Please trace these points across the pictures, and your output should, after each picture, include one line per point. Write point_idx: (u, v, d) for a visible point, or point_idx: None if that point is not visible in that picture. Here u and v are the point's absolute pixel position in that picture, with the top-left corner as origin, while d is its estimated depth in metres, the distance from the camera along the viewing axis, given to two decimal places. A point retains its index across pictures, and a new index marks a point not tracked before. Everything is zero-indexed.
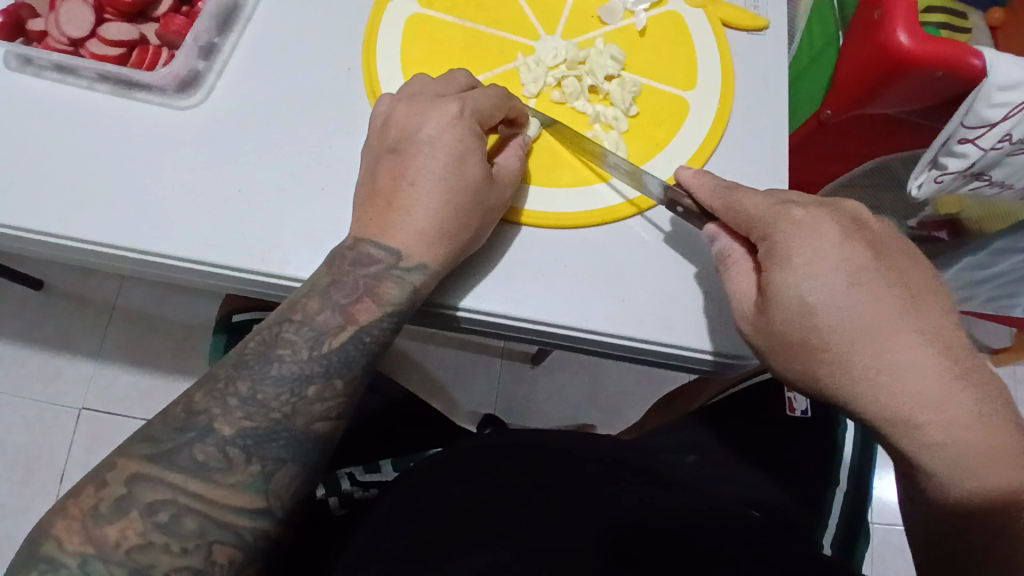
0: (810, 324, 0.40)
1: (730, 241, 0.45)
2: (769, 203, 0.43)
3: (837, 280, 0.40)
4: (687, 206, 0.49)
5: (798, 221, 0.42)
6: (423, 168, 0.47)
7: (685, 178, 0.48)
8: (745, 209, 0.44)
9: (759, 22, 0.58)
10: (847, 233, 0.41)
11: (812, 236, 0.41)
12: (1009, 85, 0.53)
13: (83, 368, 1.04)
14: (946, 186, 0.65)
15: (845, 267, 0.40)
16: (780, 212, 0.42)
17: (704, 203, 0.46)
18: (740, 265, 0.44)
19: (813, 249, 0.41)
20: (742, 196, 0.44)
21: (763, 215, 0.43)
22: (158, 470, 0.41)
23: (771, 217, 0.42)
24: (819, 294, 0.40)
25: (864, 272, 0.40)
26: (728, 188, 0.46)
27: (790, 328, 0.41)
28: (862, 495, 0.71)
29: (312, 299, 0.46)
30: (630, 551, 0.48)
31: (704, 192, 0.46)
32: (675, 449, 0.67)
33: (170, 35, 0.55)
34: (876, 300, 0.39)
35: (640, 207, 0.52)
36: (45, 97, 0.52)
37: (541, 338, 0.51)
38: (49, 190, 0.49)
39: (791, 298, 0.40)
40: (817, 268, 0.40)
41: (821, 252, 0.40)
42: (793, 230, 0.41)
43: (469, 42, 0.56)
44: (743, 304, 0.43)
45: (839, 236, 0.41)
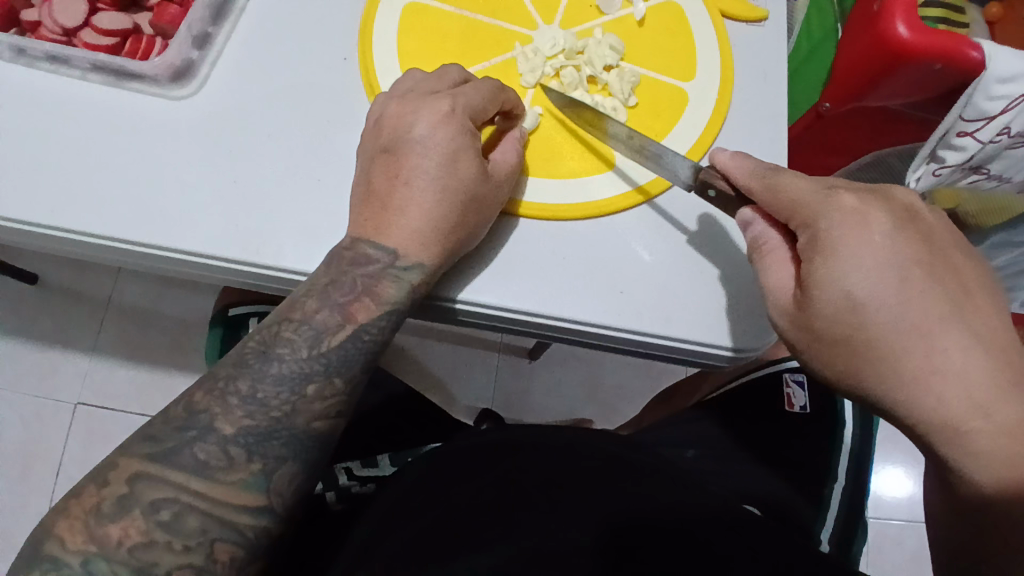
0: (855, 316, 0.40)
1: (765, 227, 0.45)
2: (813, 188, 0.42)
3: (844, 273, 0.39)
4: (720, 188, 0.47)
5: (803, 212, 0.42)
6: (418, 168, 0.47)
7: (722, 162, 0.47)
8: (788, 193, 0.43)
9: (759, 13, 0.58)
10: (899, 223, 0.41)
11: (861, 223, 0.40)
12: (1009, 78, 0.53)
13: (79, 363, 1.03)
14: (944, 180, 0.66)
15: (894, 255, 0.40)
16: (826, 197, 0.42)
17: (742, 185, 0.45)
18: (777, 253, 0.45)
19: (859, 237, 0.40)
20: (787, 179, 0.43)
21: (808, 200, 0.42)
22: (160, 468, 0.41)
23: (816, 203, 0.42)
24: (866, 282, 0.39)
25: (916, 263, 0.40)
26: (770, 170, 0.45)
27: (830, 319, 0.40)
28: (858, 490, 0.71)
29: (310, 299, 0.46)
30: (631, 553, 0.46)
31: (742, 175, 0.45)
32: (673, 444, 0.67)
33: (164, 24, 0.54)
34: (923, 288, 0.39)
35: (651, 193, 0.52)
36: (39, 89, 0.51)
37: (540, 330, 0.51)
38: (44, 183, 0.49)
39: (835, 290, 0.40)
40: (864, 255, 0.40)
41: (869, 240, 0.40)
42: (839, 216, 0.41)
43: (466, 32, 0.55)
44: (782, 297, 0.43)
45: (888, 225, 0.41)
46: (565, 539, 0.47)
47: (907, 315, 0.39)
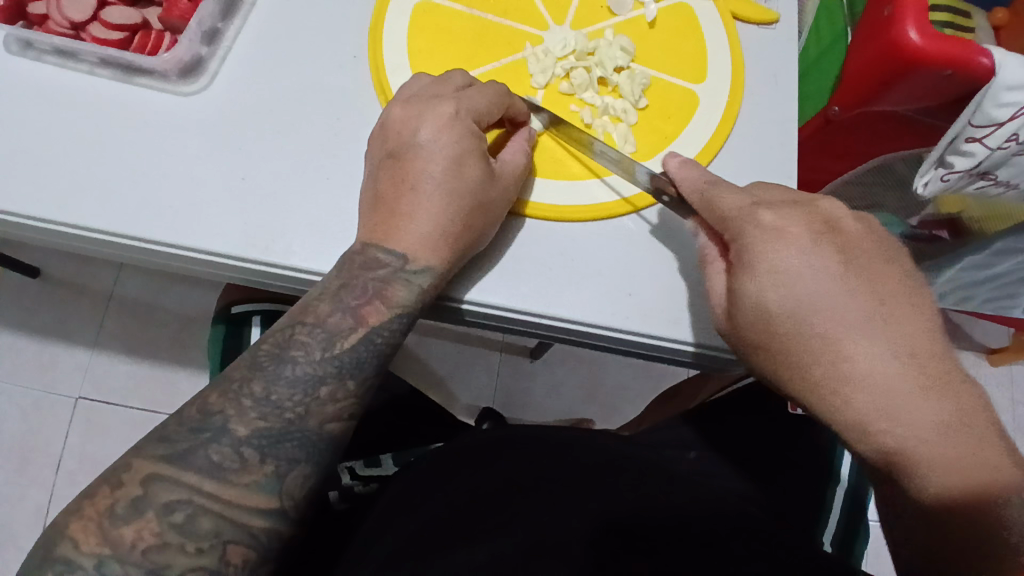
0: (770, 325, 0.41)
1: (706, 238, 0.47)
2: (741, 203, 0.44)
3: (814, 290, 0.41)
4: (671, 195, 0.48)
5: (765, 226, 0.42)
6: (423, 172, 0.47)
7: (671, 167, 0.48)
8: (721, 207, 0.44)
9: (769, 16, 0.58)
10: (816, 235, 0.42)
11: (780, 239, 0.42)
12: (1016, 86, 0.52)
13: (79, 357, 1.03)
14: (951, 186, 0.65)
15: (811, 267, 0.41)
16: (750, 213, 0.43)
17: (685, 196, 0.47)
18: (714, 262, 0.46)
19: (774, 251, 0.42)
20: (721, 193, 0.45)
21: (733, 215, 0.44)
22: (175, 470, 0.41)
23: (742, 217, 0.43)
24: (788, 293, 0.41)
25: (838, 277, 0.41)
26: (709, 181, 0.46)
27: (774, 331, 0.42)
28: (857, 494, 0.70)
29: (323, 302, 0.46)
30: (620, 546, 0.46)
31: (686, 185, 0.46)
32: (675, 444, 0.67)
33: (174, 19, 0.53)
34: (840, 299, 0.40)
35: (637, 206, 0.51)
36: (48, 83, 0.51)
37: (549, 333, 0.51)
38: (52, 176, 0.49)
39: (758, 302, 0.42)
40: (784, 269, 0.41)
41: (788, 253, 0.42)
42: (760, 232, 0.42)
43: (476, 31, 0.55)
44: (716, 311, 0.45)
45: (807, 239, 0.42)
46: (560, 533, 0.47)
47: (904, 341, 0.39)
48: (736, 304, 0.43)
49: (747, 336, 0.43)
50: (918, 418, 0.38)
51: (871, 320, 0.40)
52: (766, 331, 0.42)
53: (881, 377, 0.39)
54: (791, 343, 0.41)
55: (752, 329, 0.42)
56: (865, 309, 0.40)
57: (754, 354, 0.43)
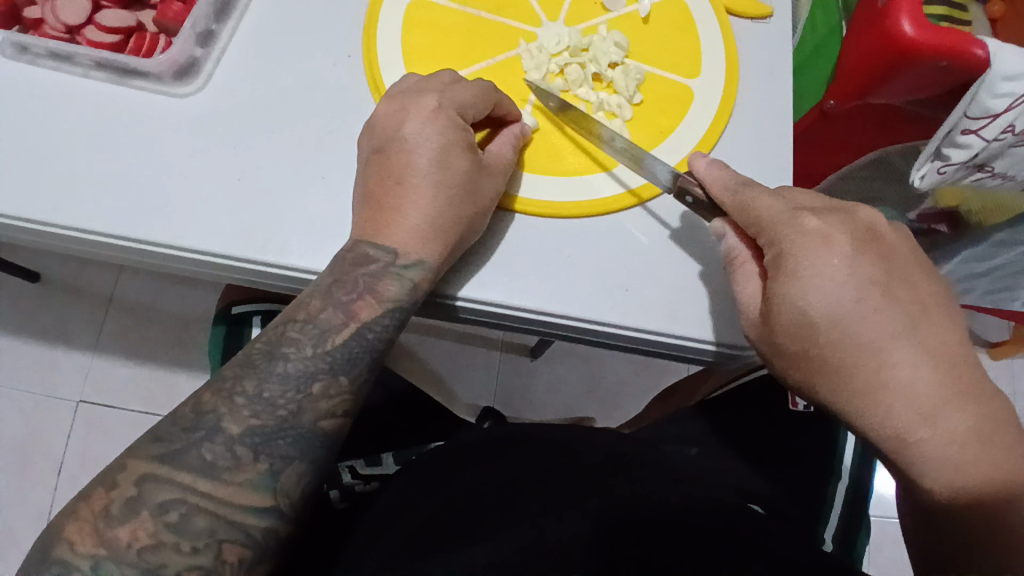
0: (808, 331, 0.41)
1: (737, 239, 0.46)
2: (781, 208, 0.43)
3: (845, 298, 0.40)
4: (696, 195, 0.47)
5: (809, 232, 0.42)
6: (412, 167, 0.47)
7: (698, 167, 0.47)
8: (757, 212, 0.43)
9: (762, 10, 0.58)
10: (859, 243, 0.42)
11: (822, 245, 0.41)
12: (1013, 76, 0.52)
13: (79, 360, 1.03)
14: (948, 178, 0.65)
15: (853, 276, 0.40)
16: (791, 218, 0.42)
17: (717, 198, 0.46)
18: (746, 265, 0.45)
19: (818, 259, 0.41)
20: (755, 197, 0.44)
21: (775, 220, 0.43)
22: (169, 470, 0.41)
23: (785, 222, 0.42)
24: (829, 300, 0.40)
25: (873, 285, 0.40)
26: (742, 185, 0.45)
27: (794, 334, 0.41)
28: (860, 492, 0.69)
29: (314, 298, 0.46)
30: (624, 545, 0.46)
31: (717, 187, 0.46)
32: (676, 441, 0.68)
33: (168, 21, 0.53)
34: (873, 308, 0.40)
35: (643, 198, 0.51)
36: (42, 85, 0.51)
37: (543, 328, 0.51)
38: (47, 179, 0.49)
39: (793, 307, 0.41)
40: (825, 276, 0.40)
41: (829, 260, 0.41)
42: (800, 237, 0.42)
43: (471, 29, 0.55)
44: (750, 311, 0.44)
45: (850, 247, 0.41)
46: (562, 534, 0.47)
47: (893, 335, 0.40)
48: (770, 308, 0.42)
49: (781, 343, 0.42)
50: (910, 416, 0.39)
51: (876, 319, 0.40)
52: (793, 332, 0.41)
53: (869, 383, 0.40)
54: (801, 346, 0.41)
55: (789, 336, 0.42)
56: (899, 318, 0.40)
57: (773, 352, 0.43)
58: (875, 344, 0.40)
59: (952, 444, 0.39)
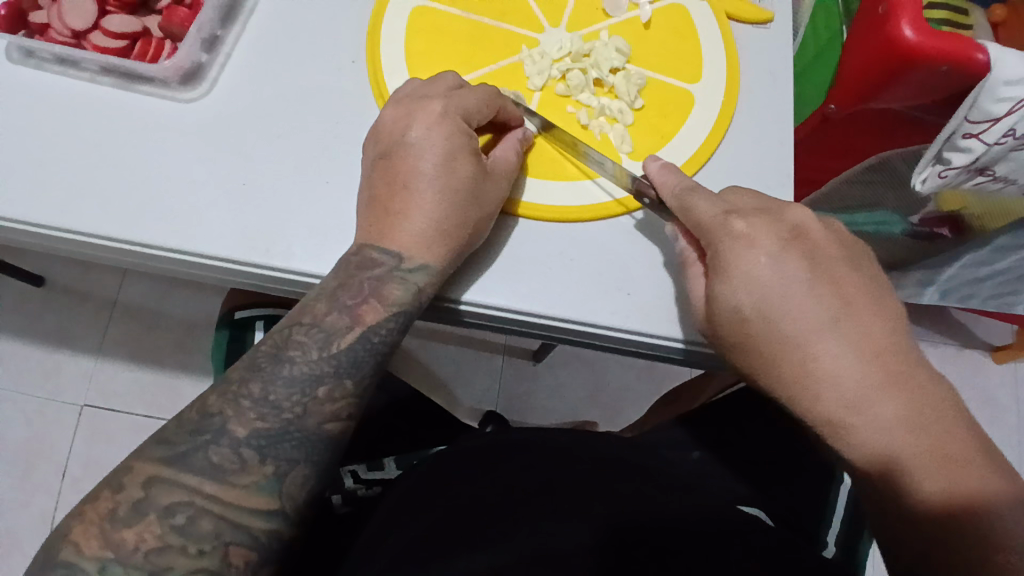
0: (746, 330, 0.42)
1: (686, 242, 0.48)
2: (712, 210, 0.44)
3: (783, 294, 0.42)
4: (651, 197, 0.49)
5: (736, 234, 0.43)
6: (417, 171, 0.47)
7: (651, 171, 0.48)
8: (696, 214, 0.45)
9: (763, 15, 0.58)
10: (784, 241, 0.43)
11: (748, 246, 0.43)
12: (1014, 81, 0.52)
13: (84, 364, 1.03)
14: (951, 181, 0.65)
15: (781, 274, 0.42)
16: (721, 221, 0.44)
17: (665, 201, 0.47)
18: (694, 266, 0.47)
19: (745, 259, 0.42)
20: (693, 199, 0.45)
21: (708, 222, 0.44)
22: (176, 472, 0.41)
23: (715, 225, 0.44)
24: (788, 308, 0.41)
25: (840, 293, 0.42)
26: (683, 188, 0.46)
27: (756, 337, 0.43)
28: (861, 492, 0.69)
29: (320, 301, 0.46)
30: (630, 552, 0.46)
31: (665, 190, 0.47)
32: (674, 446, 0.67)
33: (174, 26, 0.54)
34: (853, 319, 0.41)
35: (629, 207, 0.51)
36: (50, 91, 0.52)
37: (547, 331, 0.51)
38: (53, 183, 0.49)
39: (727, 307, 0.43)
40: (754, 274, 0.42)
41: (756, 260, 0.42)
42: (728, 240, 0.43)
43: (473, 35, 0.56)
44: (696, 310, 0.46)
45: (775, 245, 0.43)
46: (563, 540, 0.47)
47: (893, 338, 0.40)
48: (711, 308, 0.44)
49: (723, 339, 0.44)
50: (912, 420, 0.39)
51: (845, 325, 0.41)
52: (763, 336, 0.42)
53: (863, 388, 0.40)
54: (774, 347, 0.42)
55: (731, 333, 0.43)
56: (869, 321, 0.41)
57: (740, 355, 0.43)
58: (878, 348, 0.40)
59: (953, 446, 0.39)
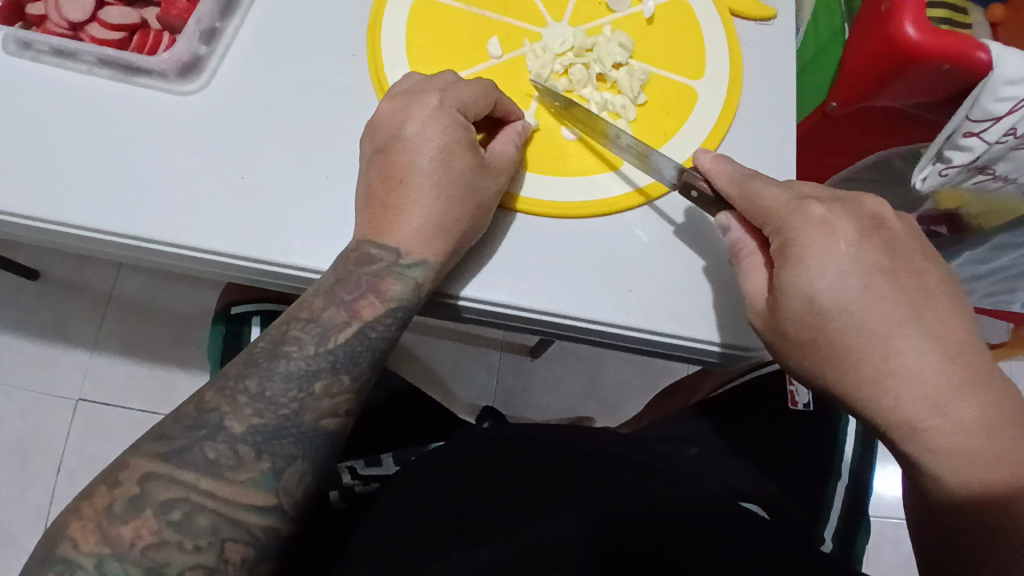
0: (819, 320, 0.41)
1: (742, 232, 0.46)
2: (785, 197, 0.43)
3: (850, 285, 0.41)
4: (701, 189, 0.48)
5: (813, 219, 0.42)
6: (414, 166, 0.47)
7: (704, 163, 0.47)
8: (762, 201, 0.44)
9: (768, 11, 0.58)
10: (865, 231, 0.42)
11: (827, 233, 0.42)
12: (1014, 80, 0.52)
13: (79, 357, 1.03)
14: (950, 180, 0.65)
15: (857, 264, 0.41)
16: (797, 207, 0.43)
17: (723, 190, 0.46)
18: (751, 257, 0.46)
19: (823, 247, 0.41)
20: (759, 187, 0.44)
21: (779, 209, 0.43)
22: (172, 468, 0.41)
23: (789, 211, 0.43)
24: (810, 296, 0.41)
25: (857, 279, 0.41)
26: (747, 177, 0.46)
27: (796, 321, 0.42)
28: (860, 487, 0.70)
29: (318, 297, 0.46)
30: (623, 541, 0.46)
31: (722, 179, 0.46)
32: (674, 441, 0.67)
33: (172, 18, 0.53)
34: (862, 305, 0.40)
35: (650, 196, 0.51)
36: (46, 82, 0.51)
37: (544, 328, 0.51)
38: (50, 176, 0.49)
39: (799, 295, 0.41)
40: (830, 262, 0.41)
41: (835, 247, 0.41)
42: (807, 225, 0.42)
43: (475, 29, 0.55)
44: (756, 303, 0.45)
45: (855, 233, 0.42)
46: (559, 538, 0.46)
47: (888, 332, 0.40)
48: (778, 298, 0.43)
49: (789, 333, 0.43)
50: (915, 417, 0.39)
51: (860, 316, 0.40)
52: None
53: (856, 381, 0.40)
54: (809, 335, 0.42)
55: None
56: (888, 308, 0.40)
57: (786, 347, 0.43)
58: (883, 343, 0.40)
59: (955, 439, 0.39)
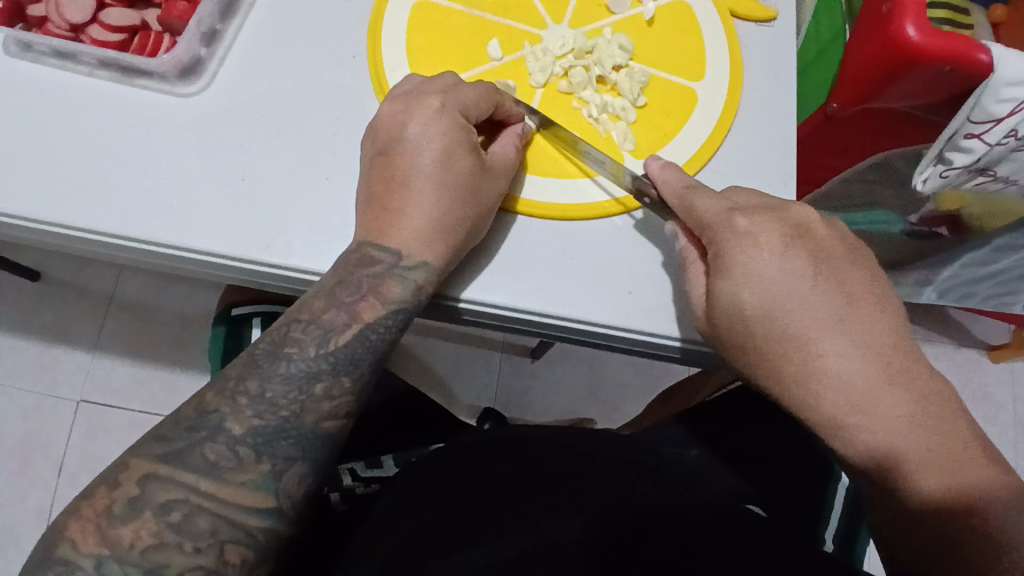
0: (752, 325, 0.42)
1: (687, 241, 0.47)
2: (718, 208, 0.45)
3: (778, 293, 0.42)
4: (653, 196, 0.49)
5: (739, 230, 0.44)
6: (414, 168, 0.47)
7: (653, 171, 0.49)
8: (698, 211, 0.45)
9: (768, 12, 0.58)
10: (789, 240, 0.43)
11: (754, 242, 0.43)
12: (1016, 81, 0.52)
13: (80, 358, 1.03)
14: (952, 181, 0.65)
15: (783, 270, 0.42)
16: (726, 218, 0.44)
17: (666, 200, 0.47)
18: (695, 264, 0.46)
19: (745, 256, 0.43)
20: (695, 197, 0.46)
21: (712, 219, 0.44)
22: (171, 469, 0.41)
23: (720, 221, 0.44)
24: None
25: None
26: (687, 186, 0.47)
27: (727, 330, 0.43)
28: (859, 494, 0.69)
29: (319, 298, 0.46)
30: (628, 540, 0.46)
31: (666, 188, 0.48)
32: (675, 443, 0.68)
33: (173, 19, 0.53)
34: None
35: (628, 206, 0.51)
36: (46, 84, 0.51)
37: (545, 330, 0.51)
38: (49, 177, 0.49)
39: (729, 305, 0.43)
40: (754, 271, 0.42)
41: (761, 256, 0.43)
42: (735, 235, 0.43)
43: (475, 31, 0.55)
44: (698, 311, 0.45)
45: (781, 242, 0.43)
46: (559, 538, 0.47)
47: None
48: (712, 310, 0.44)
49: (723, 336, 0.43)
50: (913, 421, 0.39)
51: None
52: (778, 330, 0.42)
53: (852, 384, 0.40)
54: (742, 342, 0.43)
55: (763, 329, 0.42)
56: None
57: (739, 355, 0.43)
58: None
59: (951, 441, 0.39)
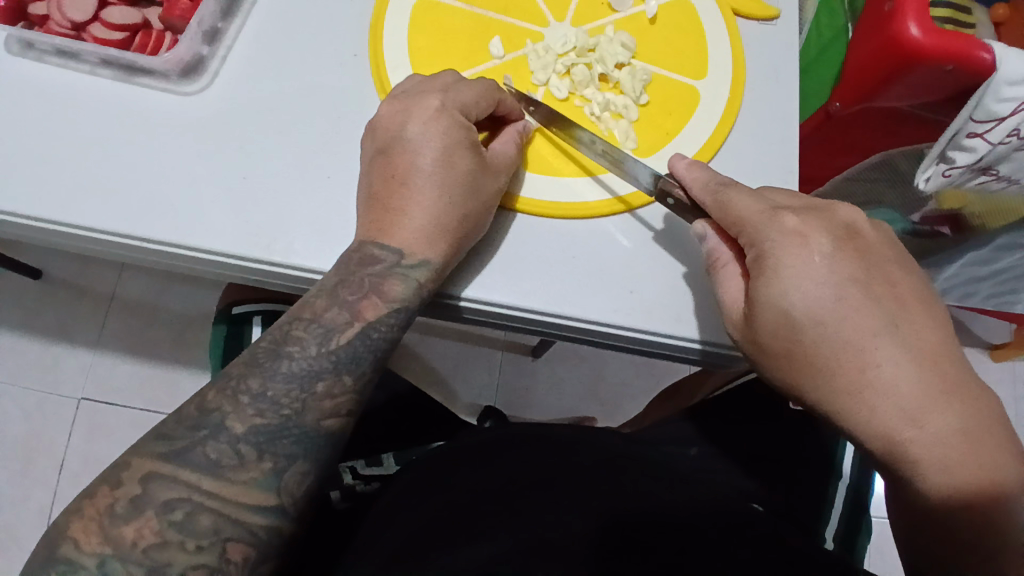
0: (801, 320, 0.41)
1: (717, 241, 0.46)
2: (759, 207, 0.43)
3: (823, 296, 0.41)
4: (678, 197, 0.48)
5: (786, 230, 0.42)
6: (415, 167, 0.47)
7: (679, 169, 0.47)
8: (736, 211, 0.44)
9: (769, 11, 0.58)
10: (839, 240, 0.42)
11: (800, 244, 0.42)
12: (1018, 80, 0.52)
13: (81, 357, 1.03)
14: (953, 181, 0.65)
15: (834, 266, 0.41)
16: (769, 217, 0.43)
17: (698, 198, 0.46)
18: (727, 267, 0.45)
19: (793, 257, 0.41)
20: (733, 196, 0.44)
21: (752, 219, 0.43)
22: (173, 468, 0.41)
23: (762, 222, 0.43)
24: (808, 299, 0.41)
25: (850, 282, 0.41)
26: (722, 185, 0.45)
27: (770, 333, 0.42)
28: (860, 492, 0.70)
29: (320, 297, 0.46)
30: (628, 540, 0.46)
31: (698, 186, 0.46)
32: (676, 442, 0.68)
33: (174, 18, 0.53)
34: (858, 308, 0.41)
35: (632, 205, 0.51)
36: (48, 83, 0.51)
37: (545, 329, 0.51)
38: (51, 176, 0.49)
39: (773, 307, 0.41)
40: (802, 275, 0.41)
41: (807, 259, 0.41)
42: (780, 235, 0.42)
43: (477, 29, 0.55)
44: (733, 313, 0.44)
45: (827, 244, 0.42)
46: (561, 534, 0.47)
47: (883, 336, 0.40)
48: (752, 310, 0.43)
49: (762, 341, 0.43)
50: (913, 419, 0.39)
51: (861, 318, 0.41)
52: (779, 331, 0.42)
53: (852, 384, 0.40)
54: (783, 343, 0.42)
55: (765, 329, 0.42)
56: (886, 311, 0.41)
57: (757, 351, 0.43)
58: (880, 346, 0.40)
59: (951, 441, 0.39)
